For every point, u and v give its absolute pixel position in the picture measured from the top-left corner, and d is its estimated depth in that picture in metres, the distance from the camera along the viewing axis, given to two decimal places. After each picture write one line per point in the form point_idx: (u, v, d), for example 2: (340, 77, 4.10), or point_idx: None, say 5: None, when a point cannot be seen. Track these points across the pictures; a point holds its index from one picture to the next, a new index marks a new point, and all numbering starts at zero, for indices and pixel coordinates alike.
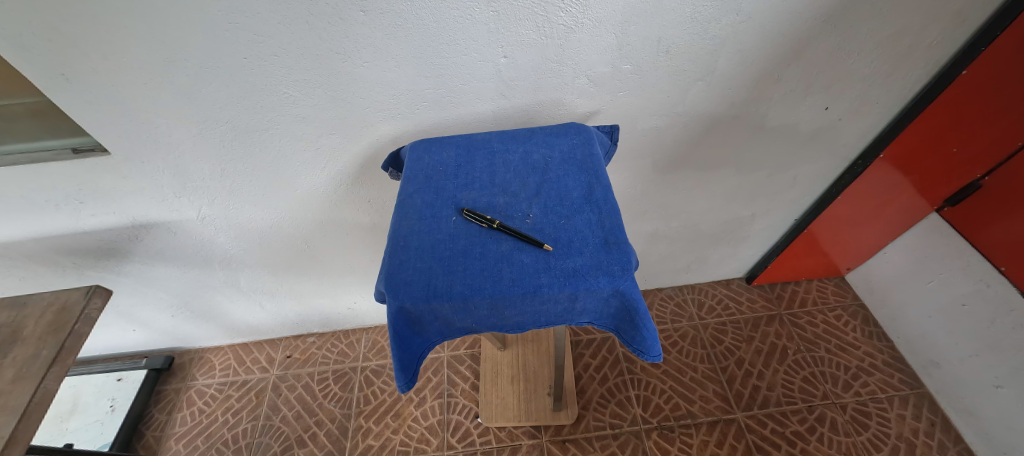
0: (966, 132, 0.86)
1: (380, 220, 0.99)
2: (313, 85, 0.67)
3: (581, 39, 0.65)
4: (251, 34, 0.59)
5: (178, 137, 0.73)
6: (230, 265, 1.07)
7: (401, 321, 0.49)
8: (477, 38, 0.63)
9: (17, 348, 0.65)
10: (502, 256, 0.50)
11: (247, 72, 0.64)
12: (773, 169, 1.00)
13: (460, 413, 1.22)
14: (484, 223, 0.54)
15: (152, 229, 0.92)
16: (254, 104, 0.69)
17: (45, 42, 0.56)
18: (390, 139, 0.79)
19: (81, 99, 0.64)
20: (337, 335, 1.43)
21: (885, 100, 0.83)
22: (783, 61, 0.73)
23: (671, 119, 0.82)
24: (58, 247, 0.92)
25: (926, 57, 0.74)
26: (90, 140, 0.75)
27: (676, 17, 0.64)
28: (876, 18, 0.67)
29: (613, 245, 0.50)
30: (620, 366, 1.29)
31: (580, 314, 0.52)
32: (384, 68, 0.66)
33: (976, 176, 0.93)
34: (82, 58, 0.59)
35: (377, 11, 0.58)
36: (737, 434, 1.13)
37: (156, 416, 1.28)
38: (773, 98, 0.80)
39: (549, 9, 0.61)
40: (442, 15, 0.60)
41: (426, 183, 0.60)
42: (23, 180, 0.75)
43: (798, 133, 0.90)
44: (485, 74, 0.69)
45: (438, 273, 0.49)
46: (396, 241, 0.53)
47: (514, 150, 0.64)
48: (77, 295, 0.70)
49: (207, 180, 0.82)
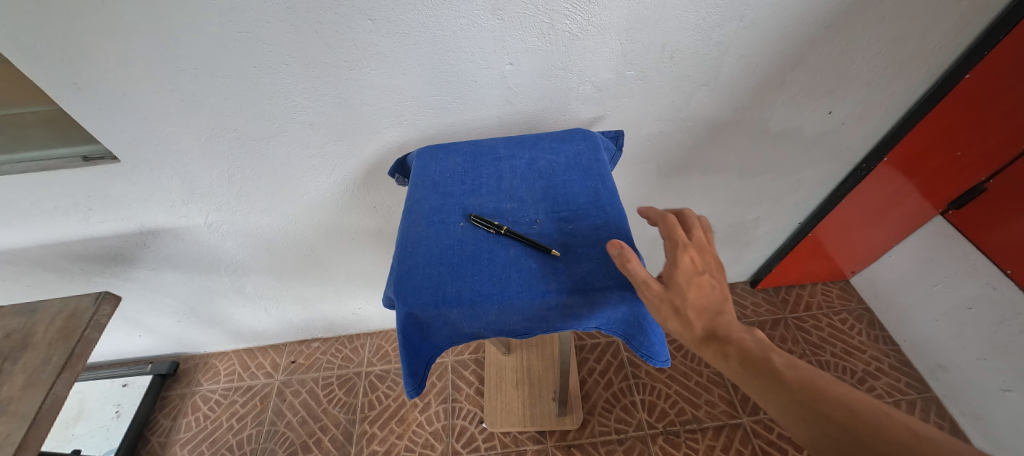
0: (969, 135, 0.86)
1: (386, 226, 1.00)
2: (320, 92, 0.68)
3: (585, 46, 0.66)
4: (261, 43, 0.60)
5: (186, 145, 0.73)
6: (236, 271, 1.07)
7: (410, 327, 0.50)
8: (483, 45, 0.64)
9: (27, 355, 0.65)
10: (510, 262, 0.50)
11: (256, 80, 0.65)
12: (778, 173, 1.00)
13: (465, 418, 1.22)
14: (491, 229, 0.54)
15: (159, 235, 0.92)
16: (263, 111, 0.70)
17: (62, 53, 0.57)
18: (398, 145, 0.79)
19: (92, 108, 0.65)
20: (341, 341, 1.43)
21: (888, 104, 0.83)
22: (786, 66, 0.74)
23: (676, 124, 0.82)
24: (66, 253, 0.92)
25: (929, 61, 0.75)
26: (101, 148, 0.76)
27: (680, 23, 0.64)
28: (878, 24, 0.68)
29: None
30: (624, 370, 1.28)
31: (588, 320, 0.52)
32: (392, 76, 0.67)
33: (980, 179, 0.93)
34: (94, 67, 0.60)
35: (384, 19, 0.59)
36: (744, 439, 1.13)
37: (161, 422, 1.28)
38: (777, 102, 0.81)
39: (554, 16, 0.61)
40: (449, 24, 0.60)
41: (434, 189, 0.61)
42: (34, 188, 0.76)
43: (802, 138, 0.90)
44: (491, 81, 0.69)
45: (447, 279, 0.49)
46: (405, 247, 0.53)
47: (520, 155, 0.64)
48: (86, 301, 0.71)
49: (215, 186, 0.83)
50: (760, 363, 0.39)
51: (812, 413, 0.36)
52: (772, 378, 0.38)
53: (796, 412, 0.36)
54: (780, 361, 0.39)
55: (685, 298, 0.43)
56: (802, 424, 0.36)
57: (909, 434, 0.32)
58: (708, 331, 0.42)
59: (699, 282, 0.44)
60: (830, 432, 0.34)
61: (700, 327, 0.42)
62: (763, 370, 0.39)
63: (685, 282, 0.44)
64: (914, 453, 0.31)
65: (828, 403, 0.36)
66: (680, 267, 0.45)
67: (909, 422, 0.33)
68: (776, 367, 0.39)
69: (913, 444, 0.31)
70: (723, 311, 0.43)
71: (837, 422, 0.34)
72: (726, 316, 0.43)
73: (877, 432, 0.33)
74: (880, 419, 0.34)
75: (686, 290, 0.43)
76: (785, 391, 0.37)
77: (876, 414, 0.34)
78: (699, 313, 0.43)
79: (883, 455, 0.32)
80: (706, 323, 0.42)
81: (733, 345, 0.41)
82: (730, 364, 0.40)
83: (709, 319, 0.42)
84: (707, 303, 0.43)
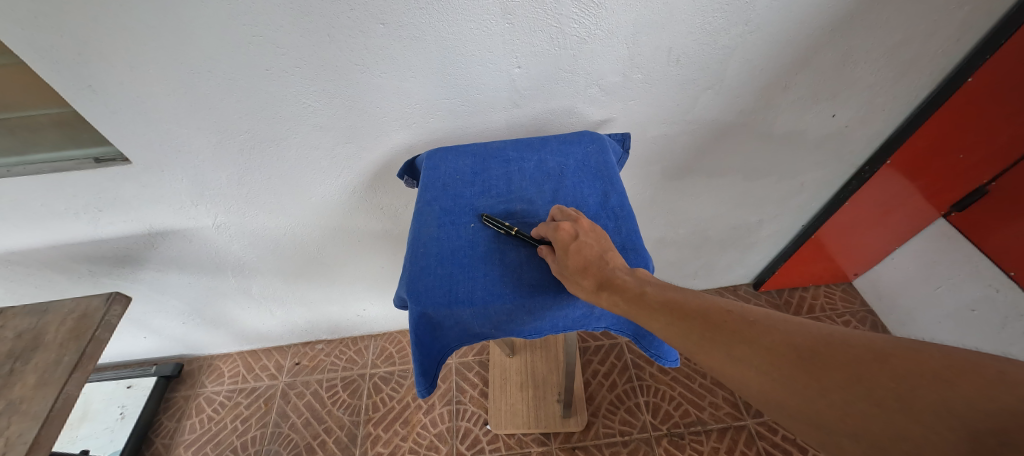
0: (970, 138, 0.87)
1: (392, 228, 1.00)
2: (330, 95, 0.69)
3: (593, 50, 0.67)
4: (274, 46, 0.61)
5: (197, 147, 0.74)
6: (242, 272, 1.08)
7: (422, 326, 0.50)
8: (492, 48, 0.65)
9: (39, 355, 0.65)
10: (520, 262, 0.51)
11: (267, 84, 0.66)
12: (781, 176, 1.01)
13: (469, 420, 1.22)
14: (502, 230, 0.54)
15: (167, 237, 0.93)
16: (273, 114, 0.71)
17: (77, 56, 0.58)
18: (406, 148, 0.80)
19: (105, 110, 0.66)
20: (345, 342, 1.43)
21: (890, 107, 0.84)
22: (790, 69, 0.74)
23: (681, 126, 0.83)
24: (75, 254, 0.93)
25: (932, 65, 0.76)
26: (112, 150, 0.76)
27: (687, 27, 0.65)
28: (880, 28, 0.69)
29: (630, 251, 0.52)
30: (628, 372, 1.29)
31: (597, 320, 0.53)
32: (402, 79, 0.68)
33: (982, 182, 0.93)
34: (108, 70, 0.60)
35: (396, 23, 0.60)
36: (748, 441, 1.13)
37: (165, 423, 1.28)
38: (781, 105, 0.81)
39: (562, 21, 0.62)
40: (459, 27, 0.61)
41: (444, 190, 0.61)
42: (45, 189, 0.76)
43: (806, 141, 0.91)
44: (498, 84, 0.70)
45: (459, 279, 0.50)
46: (416, 248, 0.54)
47: (529, 157, 0.65)
48: (97, 301, 0.71)
49: (224, 187, 0.83)
50: (637, 293, 0.43)
51: (680, 324, 0.40)
52: (647, 303, 0.42)
53: (669, 327, 0.41)
54: (652, 290, 0.43)
55: (571, 265, 0.46)
56: (675, 336, 0.40)
57: (743, 320, 0.38)
58: (596, 283, 0.45)
59: (577, 246, 0.47)
60: (696, 337, 0.39)
61: (590, 282, 0.45)
62: (641, 300, 0.42)
63: (566, 250, 0.47)
64: (747, 337, 0.37)
65: (689, 312, 0.41)
66: (559, 239, 0.48)
67: (742, 311, 0.39)
68: (649, 293, 0.43)
69: (747, 327, 0.38)
70: (606, 261, 0.46)
71: (698, 327, 0.39)
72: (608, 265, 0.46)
73: (723, 326, 0.39)
74: (724, 316, 0.39)
75: (569, 257, 0.46)
76: (660, 311, 0.41)
77: (721, 314, 0.40)
78: (585, 272, 0.46)
79: (730, 347, 0.37)
80: (594, 277, 0.45)
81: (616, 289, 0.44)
82: (618, 305, 0.43)
83: (594, 274, 0.45)
84: (590, 259, 0.46)
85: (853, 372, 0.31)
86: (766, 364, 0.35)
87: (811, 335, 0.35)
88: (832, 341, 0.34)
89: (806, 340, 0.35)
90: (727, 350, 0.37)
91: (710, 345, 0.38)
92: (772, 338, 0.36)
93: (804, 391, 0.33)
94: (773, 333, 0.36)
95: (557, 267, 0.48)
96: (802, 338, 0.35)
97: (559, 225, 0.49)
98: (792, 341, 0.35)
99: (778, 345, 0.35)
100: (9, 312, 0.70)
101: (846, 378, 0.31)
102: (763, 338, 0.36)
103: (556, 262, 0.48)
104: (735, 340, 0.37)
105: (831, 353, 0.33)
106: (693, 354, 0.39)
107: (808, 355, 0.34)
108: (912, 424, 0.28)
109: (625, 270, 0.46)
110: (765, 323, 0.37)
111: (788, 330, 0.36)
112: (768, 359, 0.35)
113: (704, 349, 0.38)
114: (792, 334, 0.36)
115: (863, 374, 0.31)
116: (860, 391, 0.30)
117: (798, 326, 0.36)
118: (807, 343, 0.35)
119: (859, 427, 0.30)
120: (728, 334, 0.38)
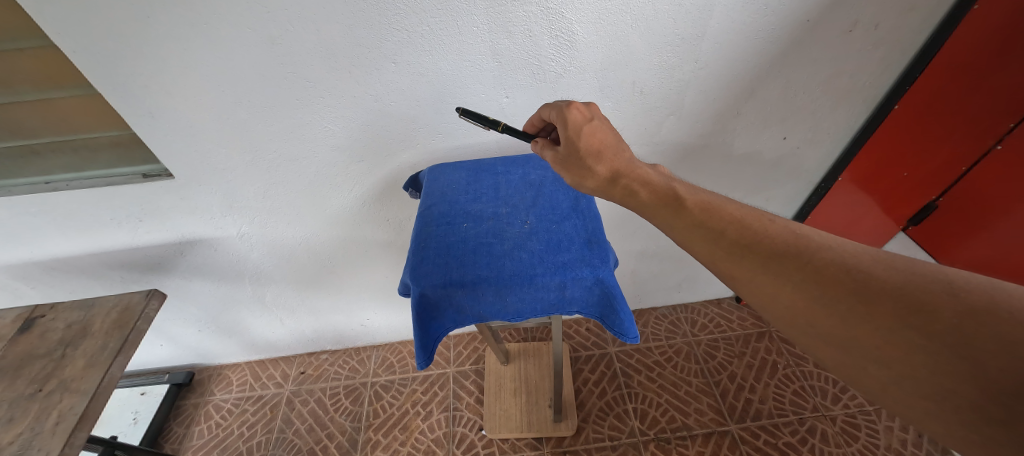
0: (913, 157, 0.98)
1: (396, 238, 1.11)
2: (349, 121, 0.82)
3: (569, 82, 0.79)
4: (304, 80, 0.74)
5: (232, 164, 0.86)
6: (259, 280, 1.17)
7: (422, 307, 0.60)
8: (483, 82, 0.77)
9: (87, 342, 0.75)
10: (505, 253, 0.62)
11: (297, 110, 0.78)
12: (747, 193, 1.11)
13: (465, 426, 1.28)
14: (491, 126, 0.67)
15: (195, 245, 1.03)
16: (299, 136, 0.83)
17: (143, 88, 0.71)
18: (410, 165, 0.92)
19: (159, 132, 0.78)
20: (348, 352, 1.50)
21: (834, 130, 0.96)
22: (741, 97, 0.87)
23: (650, 147, 0.95)
24: (110, 261, 1.03)
25: (862, 95, 0.89)
26: (158, 167, 0.89)
27: (645, 65, 0.78)
28: (812, 64, 0.82)
29: (595, 243, 0.62)
30: (617, 380, 1.35)
31: (569, 303, 0.62)
32: (408, 107, 0.80)
33: (932, 197, 1.07)
34: (166, 99, 0.73)
35: (404, 62, 0.73)
36: (732, 446, 1.18)
37: (174, 430, 1.34)
38: (737, 128, 0.93)
39: (542, 60, 0.75)
40: (455, 64, 0.74)
41: (442, 198, 0.72)
42: (97, 201, 0.88)
43: (763, 161, 1.03)
44: (490, 112, 0.83)
45: (453, 266, 0.60)
46: (418, 244, 0.64)
47: (514, 171, 0.76)
48: (138, 297, 0.81)
49: (251, 200, 0.95)
50: (668, 195, 0.48)
51: (714, 237, 0.43)
52: (683, 219, 0.46)
53: (703, 238, 0.44)
54: (683, 190, 0.48)
55: (581, 145, 0.53)
56: (708, 244, 0.43)
57: (791, 232, 0.41)
58: (611, 171, 0.51)
59: (591, 128, 0.54)
60: (728, 244, 0.42)
61: (606, 170, 0.51)
62: (670, 203, 0.48)
63: (578, 130, 0.54)
64: (790, 248, 0.39)
65: (728, 223, 0.44)
66: (573, 121, 0.54)
67: (787, 224, 0.42)
68: (680, 195, 0.48)
69: (792, 239, 0.40)
70: (619, 150, 0.53)
71: (734, 240, 0.42)
72: (624, 156, 0.52)
73: (762, 235, 0.41)
74: (769, 228, 0.42)
75: (580, 137, 0.53)
76: (694, 225, 0.45)
77: (765, 224, 0.42)
78: (597, 156, 0.52)
79: (768, 254, 0.40)
80: (611, 166, 0.51)
81: (633, 179, 0.50)
82: (639, 196, 0.49)
83: (607, 160, 0.52)
84: (605, 145, 0.53)
85: (911, 301, 0.32)
86: (806, 280, 0.37)
87: (865, 259, 0.36)
88: (893, 269, 0.35)
89: (860, 263, 0.36)
90: (763, 261, 0.40)
91: (743, 256, 0.41)
92: (819, 257, 0.38)
93: (846, 314, 0.34)
94: (822, 253, 0.38)
95: (565, 148, 0.55)
96: (856, 261, 0.36)
97: (575, 106, 0.56)
98: (844, 262, 0.37)
99: (826, 264, 0.37)
100: (60, 307, 0.80)
101: (900, 308, 0.32)
102: (812, 254, 0.38)
103: (564, 142, 0.55)
104: (775, 255, 0.39)
105: (882, 283, 0.34)
106: (719, 261, 0.42)
107: (858, 278, 0.35)
108: (961, 360, 0.29)
109: (642, 163, 0.53)
110: (818, 239, 0.39)
111: (842, 252, 0.38)
112: (811, 277, 0.37)
113: (735, 258, 0.41)
114: (846, 256, 0.37)
115: (922, 307, 0.32)
116: (913, 323, 0.31)
117: (851, 251, 0.37)
118: (861, 268, 0.36)
119: (898, 357, 0.32)
120: (768, 248, 0.40)
